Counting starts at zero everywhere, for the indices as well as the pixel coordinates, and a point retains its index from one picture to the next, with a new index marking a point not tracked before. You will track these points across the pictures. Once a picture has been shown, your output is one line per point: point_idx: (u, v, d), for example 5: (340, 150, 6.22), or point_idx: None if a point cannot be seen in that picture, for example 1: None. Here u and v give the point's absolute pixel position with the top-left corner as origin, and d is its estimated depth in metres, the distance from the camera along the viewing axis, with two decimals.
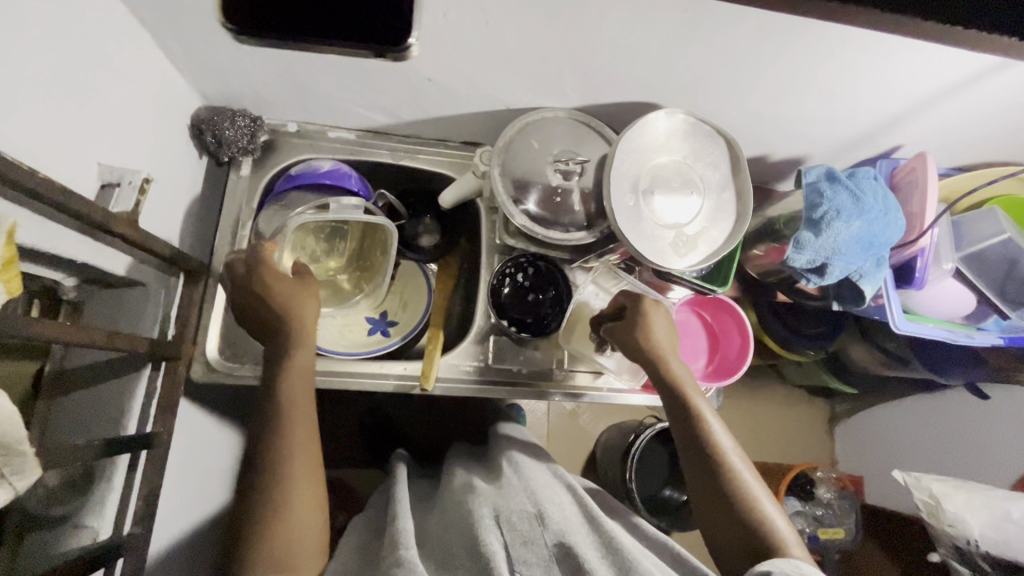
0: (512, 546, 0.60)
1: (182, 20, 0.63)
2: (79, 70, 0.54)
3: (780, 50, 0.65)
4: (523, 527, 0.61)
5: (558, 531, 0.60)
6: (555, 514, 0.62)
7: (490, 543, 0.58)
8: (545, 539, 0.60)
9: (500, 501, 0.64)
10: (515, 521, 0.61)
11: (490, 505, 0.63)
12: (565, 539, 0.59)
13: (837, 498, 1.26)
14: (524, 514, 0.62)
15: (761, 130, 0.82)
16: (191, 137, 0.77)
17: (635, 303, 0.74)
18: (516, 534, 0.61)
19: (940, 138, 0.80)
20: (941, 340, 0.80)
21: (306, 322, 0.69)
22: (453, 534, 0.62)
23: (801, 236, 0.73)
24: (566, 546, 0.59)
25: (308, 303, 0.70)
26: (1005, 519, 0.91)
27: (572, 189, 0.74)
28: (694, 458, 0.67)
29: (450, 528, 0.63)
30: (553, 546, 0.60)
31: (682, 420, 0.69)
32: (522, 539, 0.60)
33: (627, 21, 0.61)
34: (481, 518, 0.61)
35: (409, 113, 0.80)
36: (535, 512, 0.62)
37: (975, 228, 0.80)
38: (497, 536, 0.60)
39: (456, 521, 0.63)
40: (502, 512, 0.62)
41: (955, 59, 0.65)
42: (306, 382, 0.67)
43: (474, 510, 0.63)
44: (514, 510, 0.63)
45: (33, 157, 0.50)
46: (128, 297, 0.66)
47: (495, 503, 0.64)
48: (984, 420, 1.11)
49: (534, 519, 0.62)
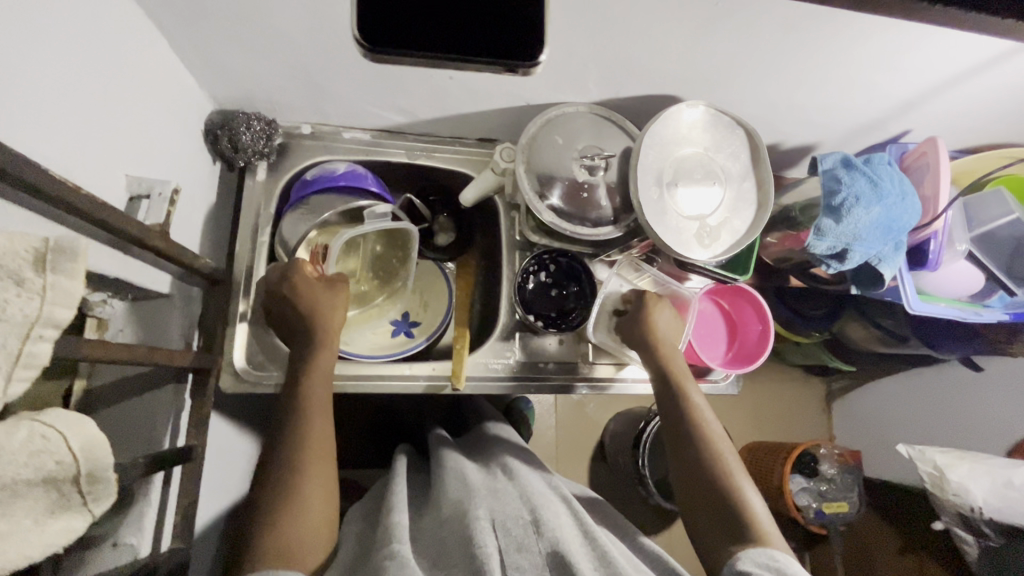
0: (505, 552, 0.56)
1: (201, 24, 0.61)
2: (99, 77, 0.52)
3: (803, 42, 0.66)
4: (517, 531, 0.57)
5: (552, 539, 0.55)
6: (551, 522, 0.58)
7: (484, 544, 0.54)
8: (538, 546, 0.56)
9: (497, 505, 0.60)
10: (509, 526, 0.58)
11: (487, 509, 0.59)
12: (559, 547, 0.55)
13: (840, 472, 1.24)
14: (519, 520, 0.58)
15: (776, 119, 0.83)
16: (206, 143, 0.75)
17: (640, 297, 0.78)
18: (511, 540, 0.57)
19: (947, 122, 0.82)
20: (952, 319, 0.83)
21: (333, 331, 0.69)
22: (447, 535, 0.58)
23: (822, 223, 0.75)
24: (560, 556, 0.54)
25: (337, 312, 0.70)
26: (1006, 486, 0.94)
27: (598, 184, 0.75)
28: (681, 442, 0.68)
29: (446, 527, 0.59)
30: (547, 554, 0.55)
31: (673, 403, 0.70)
32: (515, 545, 0.56)
33: (655, 16, 0.61)
34: (476, 520, 0.57)
35: (426, 112, 0.79)
36: (530, 519, 0.58)
37: (981, 210, 0.83)
38: (492, 538, 0.55)
39: (453, 520, 0.59)
40: (499, 518, 0.58)
41: (970, 47, 0.66)
42: (326, 395, 0.66)
43: (471, 512, 0.58)
44: (510, 516, 0.59)
45: (64, 170, 0.48)
46: (153, 310, 0.65)
47: (491, 508, 0.60)
48: (978, 392, 1.15)
49: (529, 526, 0.58)
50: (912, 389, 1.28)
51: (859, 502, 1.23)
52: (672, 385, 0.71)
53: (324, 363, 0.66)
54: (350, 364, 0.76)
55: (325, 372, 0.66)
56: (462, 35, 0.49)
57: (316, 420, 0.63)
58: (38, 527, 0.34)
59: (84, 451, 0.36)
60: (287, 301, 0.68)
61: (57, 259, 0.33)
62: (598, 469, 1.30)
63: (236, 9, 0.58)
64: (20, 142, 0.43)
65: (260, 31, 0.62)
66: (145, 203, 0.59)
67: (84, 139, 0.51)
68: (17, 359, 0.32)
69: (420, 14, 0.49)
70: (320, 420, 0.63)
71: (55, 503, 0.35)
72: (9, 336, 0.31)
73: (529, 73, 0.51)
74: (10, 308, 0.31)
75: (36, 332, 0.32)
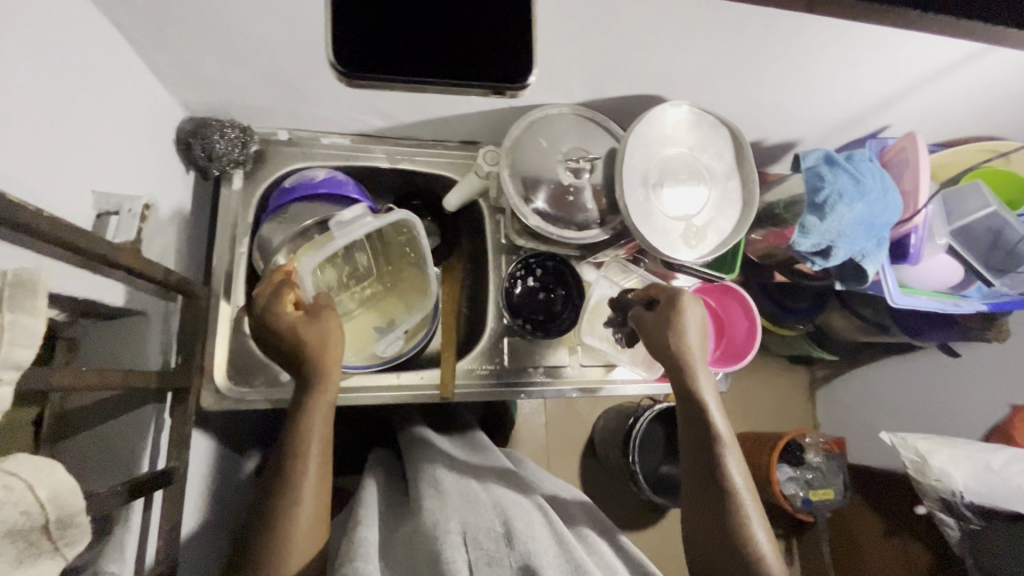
0: (475, 565, 0.54)
1: (167, 30, 0.58)
2: (61, 90, 0.50)
3: (786, 41, 0.65)
4: (489, 545, 0.56)
5: (523, 552, 0.54)
6: (523, 532, 0.56)
7: (453, 560, 0.52)
8: (510, 558, 0.55)
9: (468, 517, 0.59)
10: (480, 539, 0.56)
11: (458, 522, 0.57)
12: (531, 559, 0.53)
13: (826, 460, 1.26)
14: (491, 533, 0.57)
15: (760, 117, 0.83)
16: (178, 153, 0.72)
17: (669, 298, 0.72)
18: (482, 553, 0.55)
19: (926, 118, 0.83)
20: (934, 311, 0.84)
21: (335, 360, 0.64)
22: (415, 549, 0.57)
23: (806, 221, 0.75)
24: (531, 569, 0.53)
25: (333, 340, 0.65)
26: (987, 471, 0.96)
27: (584, 186, 0.74)
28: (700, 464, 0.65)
29: (416, 542, 0.57)
30: (518, 568, 0.54)
31: (697, 423, 0.67)
32: (486, 559, 0.55)
33: (637, 17, 0.60)
34: (445, 534, 0.55)
35: (406, 115, 0.77)
36: (502, 532, 0.57)
37: (960, 203, 0.84)
38: (462, 554, 0.54)
39: (421, 529, 0.58)
40: (470, 530, 0.57)
41: (948, 47, 0.67)
42: (329, 421, 0.63)
43: (439, 526, 0.56)
44: (482, 528, 0.57)
45: (26, 190, 0.45)
46: (127, 328, 0.62)
47: (463, 519, 0.58)
48: (957, 378, 1.18)
49: (502, 538, 0.57)
50: (893, 377, 1.30)
51: (846, 489, 1.25)
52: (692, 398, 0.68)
53: (326, 391, 0.63)
54: None
55: (327, 407, 0.62)
56: (450, 60, 0.50)
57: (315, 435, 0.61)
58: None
59: (53, 498, 0.35)
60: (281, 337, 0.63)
61: (16, 295, 0.33)
62: (589, 466, 1.29)
63: (203, 14, 0.56)
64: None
65: (229, 36, 0.60)
66: (115, 219, 0.57)
67: (48, 158, 0.48)
68: None
69: (404, 40, 0.50)
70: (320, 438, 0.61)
71: (24, 550, 0.34)
72: None
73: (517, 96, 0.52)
74: None
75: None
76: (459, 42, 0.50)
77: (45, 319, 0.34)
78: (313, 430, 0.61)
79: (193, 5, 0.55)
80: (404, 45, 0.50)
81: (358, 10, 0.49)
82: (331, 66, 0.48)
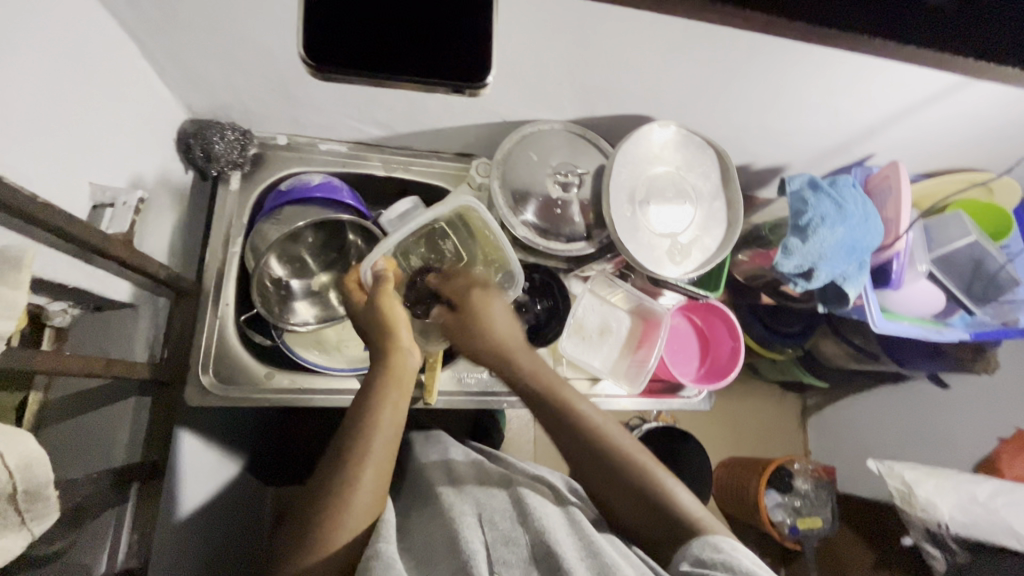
0: (492, 545, 0.54)
1: (172, 32, 0.61)
2: (66, 84, 0.52)
3: (768, 67, 0.68)
4: (505, 526, 0.56)
5: (536, 529, 0.54)
6: (537, 511, 0.56)
7: (470, 540, 0.53)
8: (524, 537, 0.54)
9: (485, 501, 0.60)
10: (496, 521, 0.57)
11: (473, 505, 0.59)
12: (544, 536, 0.52)
13: (814, 488, 1.25)
14: (506, 514, 0.58)
15: (746, 141, 0.85)
16: (178, 152, 0.74)
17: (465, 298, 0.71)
18: (497, 534, 0.55)
19: (908, 148, 0.85)
20: (916, 337, 0.85)
21: (401, 333, 0.66)
22: (431, 534, 0.57)
23: (789, 243, 0.76)
24: (545, 546, 0.52)
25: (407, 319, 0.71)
26: (972, 502, 0.95)
27: (572, 201, 0.76)
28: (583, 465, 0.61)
29: (431, 529, 0.58)
30: (533, 546, 0.53)
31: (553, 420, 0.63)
32: (503, 540, 0.55)
33: (624, 41, 0.63)
34: (461, 516, 0.57)
35: (402, 125, 0.79)
36: (516, 512, 0.57)
37: (942, 232, 0.85)
38: (478, 534, 0.55)
39: (437, 515, 0.60)
40: (485, 512, 0.58)
41: (926, 79, 0.69)
42: (401, 400, 0.63)
43: (455, 509, 0.58)
44: (497, 510, 0.59)
45: (25, 177, 0.47)
46: (116, 319, 0.63)
47: (477, 503, 0.60)
48: (945, 408, 1.18)
49: (516, 519, 0.57)
50: (884, 406, 1.30)
51: (831, 517, 1.24)
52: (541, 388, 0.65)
53: (396, 369, 0.64)
54: (319, 376, 0.75)
55: (394, 383, 0.63)
56: (408, 54, 0.45)
57: (386, 411, 0.60)
58: None
59: (21, 468, 0.35)
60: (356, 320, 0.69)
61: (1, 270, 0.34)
62: None
63: (207, 19, 0.59)
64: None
65: (231, 40, 0.62)
66: (109, 211, 0.58)
67: (48, 147, 0.50)
68: None
69: (368, 30, 0.45)
70: (390, 411, 0.61)
71: None
72: None
73: (477, 94, 0.48)
74: None
75: None
76: (421, 35, 0.45)
77: (28, 295, 0.35)
78: (384, 409, 0.60)
79: (197, 9, 0.57)
80: (363, 29, 0.45)
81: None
82: (299, 58, 0.43)
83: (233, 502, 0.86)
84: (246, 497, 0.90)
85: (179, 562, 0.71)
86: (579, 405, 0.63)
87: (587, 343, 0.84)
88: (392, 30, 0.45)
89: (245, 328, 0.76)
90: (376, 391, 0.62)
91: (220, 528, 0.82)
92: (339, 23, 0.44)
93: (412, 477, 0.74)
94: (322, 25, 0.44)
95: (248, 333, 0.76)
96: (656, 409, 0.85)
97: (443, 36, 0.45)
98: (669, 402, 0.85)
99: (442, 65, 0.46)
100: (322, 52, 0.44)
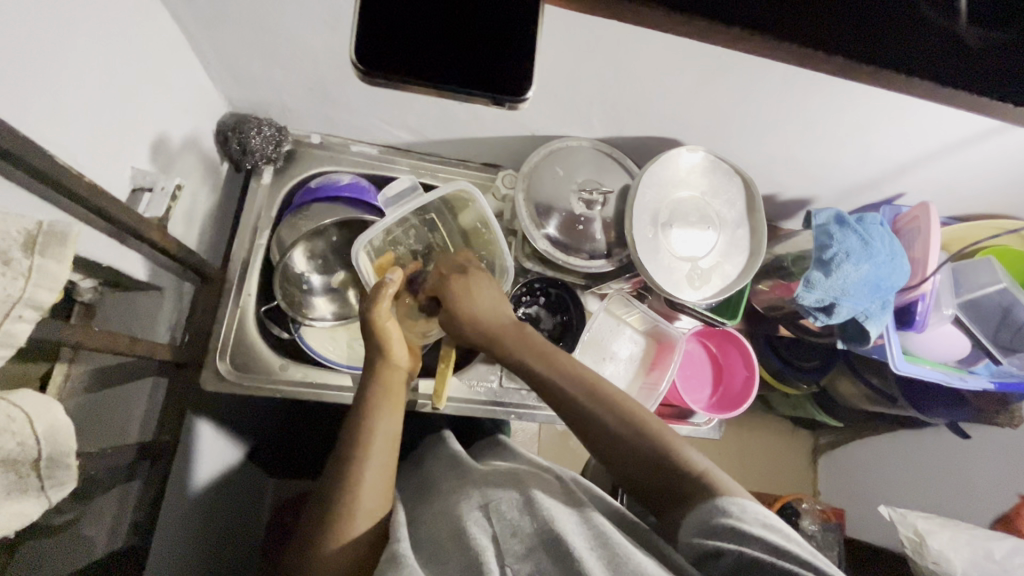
0: (501, 538, 0.54)
1: (222, 27, 0.63)
2: (116, 69, 0.54)
3: (802, 98, 0.68)
4: (511, 516, 0.56)
5: (544, 518, 0.54)
6: (545, 501, 0.57)
7: (477, 536, 0.54)
8: (530, 526, 0.55)
9: (492, 492, 0.60)
10: (504, 512, 0.57)
11: (479, 497, 0.60)
12: (552, 525, 0.53)
13: (822, 530, 1.16)
14: (513, 503, 0.58)
15: (774, 171, 0.85)
16: (215, 143, 0.76)
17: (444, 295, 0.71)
18: (505, 524, 0.56)
19: (939, 188, 0.84)
20: (938, 382, 0.83)
21: (393, 347, 0.68)
22: (441, 528, 0.58)
23: (812, 276, 0.75)
24: (554, 535, 0.52)
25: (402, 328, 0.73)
26: (988, 559, 0.91)
27: (594, 218, 0.76)
28: (585, 426, 0.62)
29: (441, 526, 0.58)
30: (541, 533, 0.53)
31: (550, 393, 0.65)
32: (510, 530, 0.55)
33: (658, 64, 0.64)
34: (469, 511, 0.58)
35: (433, 131, 0.81)
36: (521, 499, 0.58)
37: (970, 276, 0.84)
38: (485, 529, 0.56)
39: (447, 512, 0.60)
40: (492, 502, 0.59)
41: (961, 121, 0.69)
42: (393, 401, 0.64)
43: (463, 506, 0.59)
44: (504, 499, 0.58)
45: (72, 156, 0.50)
46: (142, 302, 0.64)
47: (484, 495, 0.60)
48: (966, 458, 1.13)
49: (523, 508, 0.57)
50: (900, 450, 1.26)
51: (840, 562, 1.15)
52: (541, 358, 0.66)
53: (388, 372, 0.66)
54: (332, 372, 0.76)
55: (386, 388, 0.65)
56: (447, 62, 0.46)
57: (381, 420, 0.62)
58: None
59: (47, 434, 0.37)
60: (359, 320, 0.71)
61: (47, 242, 0.35)
62: None
63: (257, 17, 0.61)
64: (41, 134, 0.46)
65: (276, 38, 0.64)
66: (147, 195, 0.60)
67: (94, 129, 0.52)
68: None
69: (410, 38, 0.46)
70: (385, 418, 0.62)
71: (12, 484, 0.36)
72: None
73: (517, 107, 0.48)
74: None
75: (18, 313, 0.34)
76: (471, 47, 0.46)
77: (69, 269, 0.36)
78: (378, 419, 0.62)
79: (249, 8, 0.60)
80: (416, 38, 0.46)
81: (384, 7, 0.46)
82: (350, 64, 0.44)
83: (233, 491, 0.87)
84: (247, 488, 0.91)
85: (176, 547, 0.71)
86: (572, 381, 0.64)
87: (599, 361, 0.83)
88: (445, 42, 0.46)
89: (265, 320, 0.78)
90: (369, 400, 0.63)
91: (220, 515, 0.82)
92: (391, 33, 0.46)
93: (417, 477, 0.74)
94: (374, 33, 0.46)
95: (268, 327, 0.77)
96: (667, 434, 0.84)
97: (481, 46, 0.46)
98: (679, 428, 0.84)
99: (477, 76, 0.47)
100: (371, 56, 0.45)
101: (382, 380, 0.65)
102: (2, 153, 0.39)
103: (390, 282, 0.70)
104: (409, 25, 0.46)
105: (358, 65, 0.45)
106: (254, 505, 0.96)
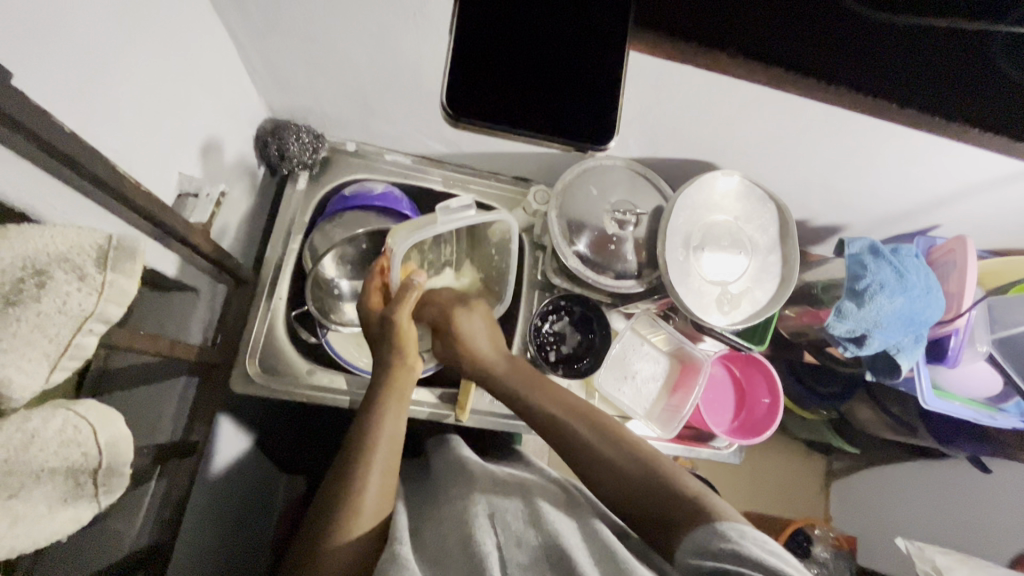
0: (505, 548, 0.54)
1: (274, 38, 0.65)
2: (169, 80, 0.56)
3: (844, 130, 0.67)
4: (517, 527, 0.56)
5: (550, 530, 0.54)
6: (551, 513, 0.57)
7: (483, 543, 0.54)
8: (535, 538, 0.55)
9: (498, 502, 0.60)
10: (508, 522, 0.57)
11: (485, 505, 0.60)
12: (557, 537, 0.53)
13: (834, 558, 1.13)
14: (518, 514, 0.58)
15: (807, 198, 0.84)
16: (254, 148, 0.78)
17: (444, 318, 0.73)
18: (510, 535, 0.56)
19: (974, 221, 0.83)
20: (966, 419, 0.81)
21: (410, 349, 0.68)
22: (447, 535, 0.57)
23: (844, 306, 0.74)
24: (557, 547, 0.52)
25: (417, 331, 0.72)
26: None
27: (627, 238, 0.76)
28: (578, 454, 0.62)
29: (446, 529, 0.58)
30: (546, 546, 0.53)
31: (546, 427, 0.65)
32: (514, 541, 0.55)
33: (700, 94, 0.64)
34: (474, 518, 0.58)
35: (467, 144, 0.82)
36: (527, 511, 0.58)
37: (1007, 314, 0.82)
38: (490, 537, 0.56)
39: (452, 517, 0.60)
40: (498, 511, 0.59)
41: (1002, 160, 0.68)
42: (400, 404, 0.65)
43: (469, 512, 0.59)
44: (510, 510, 0.59)
45: (128, 164, 0.52)
46: (178, 302, 0.66)
47: (490, 504, 0.60)
48: (983, 493, 1.11)
49: (528, 519, 0.57)
50: (915, 480, 1.24)
51: None
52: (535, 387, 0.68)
53: (398, 375, 0.66)
54: (355, 377, 0.76)
55: (393, 389, 0.65)
56: (522, 113, 0.51)
57: (388, 417, 0.62)
58: (51, 513, 0.35)
59: (108, 446, 0.38)
60: (371, 325, 0.70)
61: (118, 257, 0.36)
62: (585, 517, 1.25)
63: (306, 31, 0.63)
64: (100, 143, 0.47)
65: (323, 51, 0.66)
66: (191, 200, 0.62)
67: (144, 137, 0.54)
68: (64, 348, 0.34)
69: (496, 86, 0.51)
70: (391, 420, 0.62)
71: (69, 491, 0.37)
72: (64, 327, 0.34)
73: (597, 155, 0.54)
74: (71, 301, 0.34)
75: (88, 327, 0.35)
76: (552, 99, 0.52)
77: (137, 283, 0.37)
78: (385, 417, 0.62)
79: (300, 22, 0.61)
80: (503, 91, 0.51)
81: (470, 49, 0.50)
82: (441, 108, 0.50)
83: (250, 487, 0.88)
84: (260, 485, 0.92)
85: (193, 541, 0.72)
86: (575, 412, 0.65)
87: (622, 379, 0.83)
88: (529, 93, 0.51)
89: (293, 323, 0.78)
90: (379, 397, 0.64)
91: (232, 511, 0.82)
92: (478, 77, 0.51)
93: (428, 483, 0.74)
94: (462, 78, 0.50)
95: (294, 329, 0.78)
96: (685, 455, 0.84)
97: (561, 94, 0.51)
98: (697, 450, 0.84)
99: (554, 126, 0.52)
100: (461, 106, 0.51)
101: (393, 381, 0.65)
102: (72, 163, 0.40)
103: (418, 285, 0.69)
104: (491, 69, 0.51)
105: (448, 111, 0.50)
106: (269, 502, 0.97)
